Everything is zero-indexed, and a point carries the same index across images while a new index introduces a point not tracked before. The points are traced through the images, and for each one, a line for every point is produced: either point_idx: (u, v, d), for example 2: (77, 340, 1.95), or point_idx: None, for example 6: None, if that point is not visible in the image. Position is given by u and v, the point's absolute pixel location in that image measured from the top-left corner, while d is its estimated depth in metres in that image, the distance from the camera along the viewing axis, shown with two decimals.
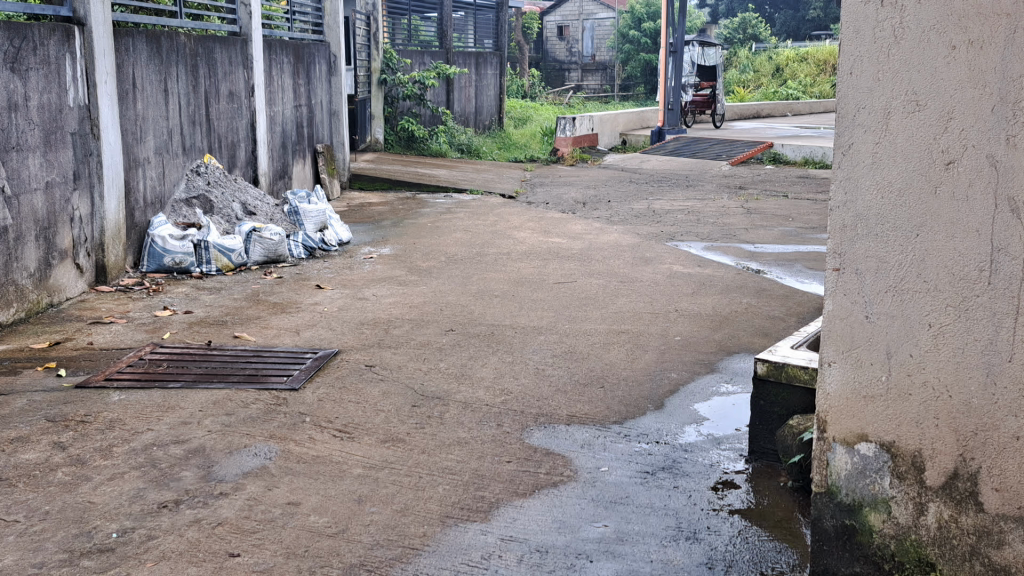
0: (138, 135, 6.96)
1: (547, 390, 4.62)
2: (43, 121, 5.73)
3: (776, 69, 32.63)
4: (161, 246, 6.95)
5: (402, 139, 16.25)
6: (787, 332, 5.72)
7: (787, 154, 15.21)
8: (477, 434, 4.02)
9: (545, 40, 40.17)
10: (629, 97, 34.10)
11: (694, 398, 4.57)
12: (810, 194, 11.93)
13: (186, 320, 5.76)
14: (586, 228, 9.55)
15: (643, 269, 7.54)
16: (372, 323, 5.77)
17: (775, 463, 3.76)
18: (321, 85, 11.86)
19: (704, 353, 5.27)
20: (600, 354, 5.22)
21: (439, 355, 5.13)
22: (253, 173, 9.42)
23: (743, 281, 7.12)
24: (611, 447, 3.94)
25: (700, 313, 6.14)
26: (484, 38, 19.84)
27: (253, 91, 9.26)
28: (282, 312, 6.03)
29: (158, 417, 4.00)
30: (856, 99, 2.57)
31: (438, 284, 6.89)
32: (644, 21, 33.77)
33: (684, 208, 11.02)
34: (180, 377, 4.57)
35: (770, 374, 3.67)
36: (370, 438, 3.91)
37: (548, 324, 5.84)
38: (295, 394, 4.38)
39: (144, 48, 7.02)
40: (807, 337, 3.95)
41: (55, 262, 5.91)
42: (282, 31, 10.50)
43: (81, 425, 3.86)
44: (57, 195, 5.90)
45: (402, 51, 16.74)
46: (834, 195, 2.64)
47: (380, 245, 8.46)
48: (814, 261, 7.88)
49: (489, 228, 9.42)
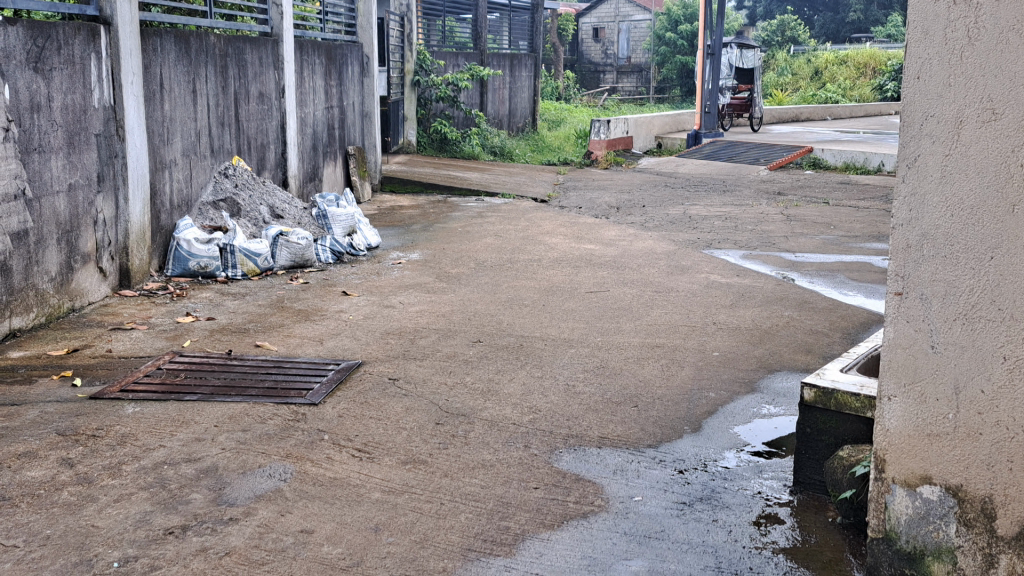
0: (165, 136, 6.85)
1: (578, 408, 4.40)
2: (67, 122, 5.62)
3: (815, 72, 32.05)
4: (186, 250, 6.83)
5: (435, 141, 16.08)
6: (831, 348, 5.44)
7: (827, 159, 14.78)
8: (503, 456, 3.81)
9: (580, 42, 39.99)
10: (664, 98, 33.70)
11: (734, 420, 4.33)
12: (852, 201, 11.56)
13: (208, 327, 5.61)
14: (620, 235, 9.31)
15: (679, 278, 7.28)
16: (397, 332, 5.59)
17: (822, 495, 3.50)
18: (353, 86, 11.73)
19: (744, 370, 5.03)
20: (634, 370, 4.99)
21: (465, 369, 4.93)
22: (282, 176, 9.28)
23: (783, 292, 6.84)
24: (646, 474, 3.71)
25: (739, 327, 5.87)
26: (519, 39, 19.69)
27: (284, 92, 9.14)
28: (306, 319, 5.87)
29: (171, 432, 3.84)
30: (924, 106, 2.40)
31: (467, 292, 6.69)
32: (681, 23, 33.47)
33: (721, 214, 10.74)
34: (197, 389, 4.41)
35: (818, 401, 3.42)
36: (391, 459, 3.72)
37: (580, 336, 5.62)
38: (314, 409, 4.20)
39: (173, 49, 6.92)
40: (858, 360, 3.69)
41: (77, 266, 5.79)
42: (315, 32, 10.40)
43: (91, 440, 3.71)
44: (80, 198, 5.78)
45: (436, 52, 16.62)
46: (898, 212, 2.48)
47: (409, 250, 8.27)
48: (858, 272, 7.55)
49: (521, 233, 9.20)
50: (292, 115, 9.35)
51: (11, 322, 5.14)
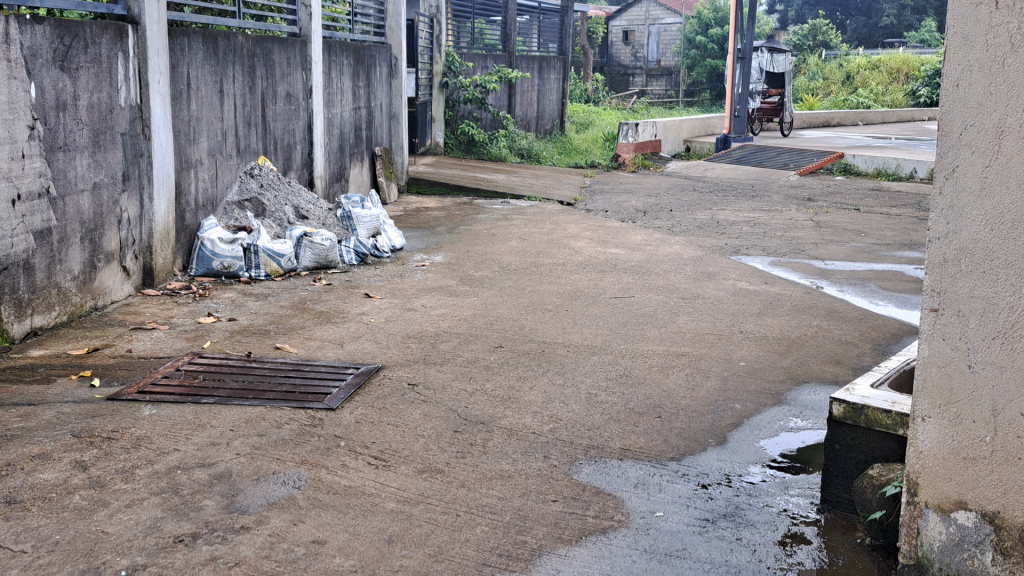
0: (191, 136, 6.84)
1: (599, 418, 4.31)
2: (92, 121, 5.61)
3: (847, 77, 31.68)
4: (210, 250, 6.81)
5: (462, 143, 16.02)
6: (861, 360, 5.31)
7: (858, 165, 14.55)
8: (522, 467, 3.73)
9: (609, 45, 39.85)
10: (693, 102, 33.50)
11: (760, 433, 4.21)
12: (884, 208, 11.36)
13: (229, 328, 5.59)
14: (646, 239, 9.20)
15: (705, 285, 7.16)
16: (418, 336, 5.53)
17: (851, 515, 3.38)
18: (381, 87, 11.71)
19: (771, 381, 4.90)
20: (658, 379, 4.88)
21: (485, 375, 4.85)
22: (308, 176, 9.27)
23: (811, 301, 6.70)
24: (668, 488, 3.61)
25: (766, 336, 5.75)
26: (549, 42, 19.61)
27: (311, 93, 9.12)
28: (327, 322, 5.82)
29: (187, 436, 3.80)
30: (962, 115, 2.32)
31: (489, 296, 6.62)
32: (712, 26, 33.23)
33: (750, 219, 10.59)
34: (214, 392, 4.37)
35: (847, 417, 3.31)
36: (407, 468, 3.65)
37: (603, 342, 5.52)
38: (331, 415, 4.15)
39: (201, 49, 6.92)
40: (890, 375, 3.57)
41: (100, 264, 5.78)
42: (345, 33, 10.39)
43: (106, 443, 3.68)
44: (104, 196, 5.78)
45: (466, 53, 16.57)
46: (934, 224, 2.39)
47: (433, 252, 8.21)
48: (889, 281, 7.39)
49: (546, 236, 9.12)
50: (319, 115, 9.33)
51: (32, 321, 5.13)
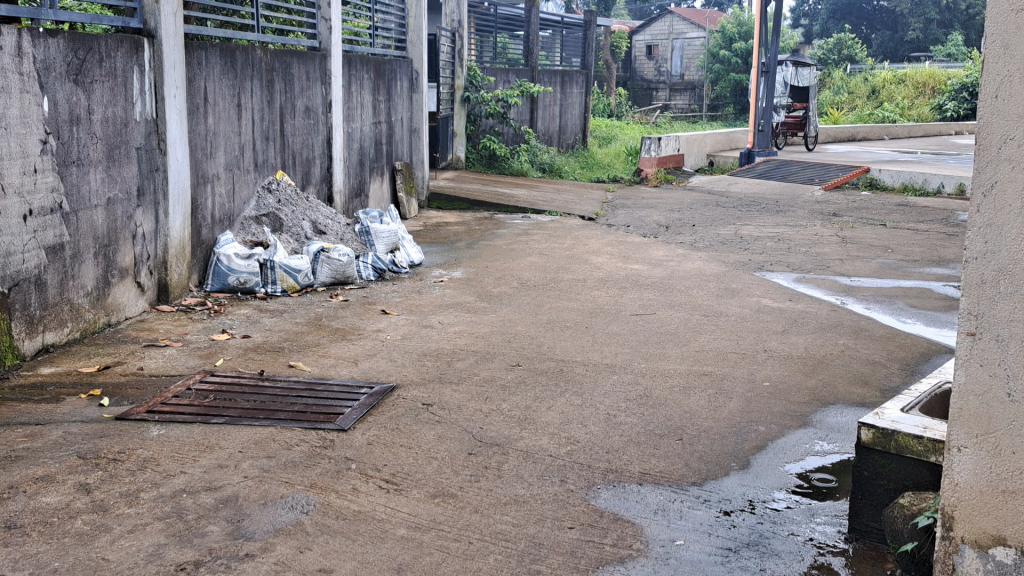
0: (207, 150, 6.81)
1: (618, 440, 4.18)
2: (107, 135, 5.59)
3: (873, 91, 31.38)
4: (226, 266, 6.75)
5: (484, 157, 15.94)
6: (890, 381, 5.14)
7: (885, 180, 14.27)
8: (537, 491, 3.61)
9: (633, 60, 39.80)
10: (718, 116, 33.40)
11: (785, 458, 4.06)
12: (911, 223, 11.15)
13: (243, 345, 5.53)
14: (668, 255, 9.06)
15: (728, 302, 7.01)
16: (434, 354, 5.43)
17: (880, 545, 3.23)
18: (402, 101, 11.68)
19: (796, 402, 4.75)
20: (679, 400, 4.75)
21: (502, 395, 4.73)
22: (327, 191, 9.22)
23: (837, 319, 6.54)
24: (688, 515, 3.48)
25: (791, 355, 5.59)
26: (572, 56, 19.54)
27: (331, 107, 9.09)
28: (342, 339, 5.74)
29: (194, 458, 3.80)
30: (1001, 128, 2.20)
31: (508, 313, 6.51)
32: (736, 41, 33.00)
33: (774, 235, 10.42)
34: (225, 412, 4.32)
35: (877, 442, 3.16)
36: (419, 492, 3.56)
37: (623, 361, 5.40)
38: (343, 436, 4.07)
39: (218, 63, 6.89)
40: (921, 399, 3.41)
41: (114, 280, 5.75)
42: (365, 48, 10.37)
43: (112, 464, 3.70)
44: (118, 212, 5.74)
45: (488, 68, 16.54)
46: (971, 243, 2.25)
47: (452, 268, 8.12)
48: (918, 299, 7.19)
49: (566, 252, 9.00)
50: (338, 130, 9.29)
51: (44, 337, 5.10)
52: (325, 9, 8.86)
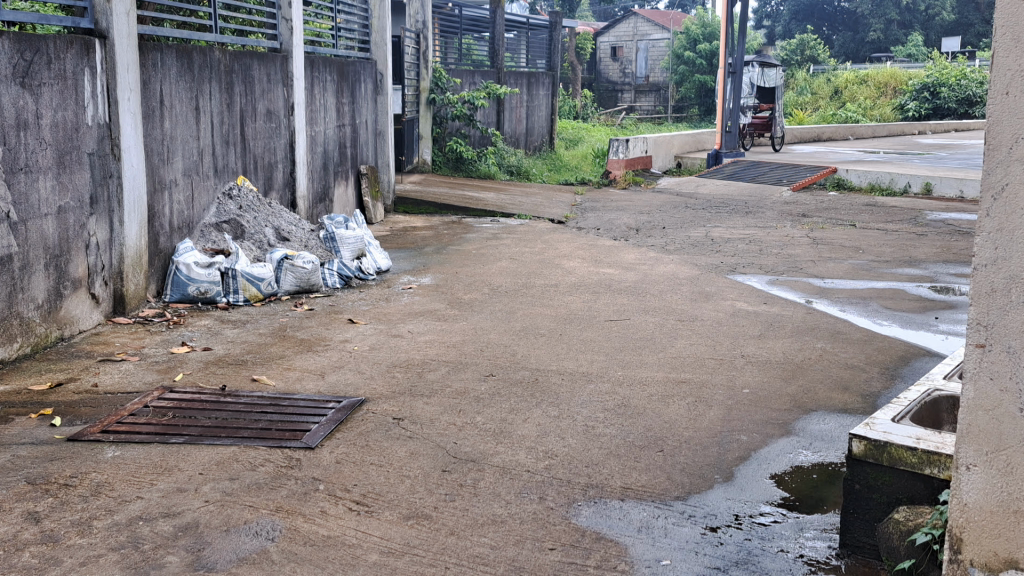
0: (164, 156, 6.56)
1: (598, 453, 4.03)
2: (57, 141, 5.34)
3: (835, 91, 31.67)
4: (185, 275, 6.50)
5: (451, 160, 15.78)
6: (871, 386, 5.04)
7: (852, 180, 14.31)
8: (516, 510, 3.45)
9: (598, 61, 39.80)
10: (683, 118, 33.51)
11: (770, 468, 3.94)
12: (880, 223, 11.15)
13: (204, 358, 5.31)
14: (640, 258, 8.94)
15: (703, 306, 6.90)
16: (404, 365, 5.24)
17: (874, 561, 3.09)
18: (366, 104, 11.45)
19: (777, 410, 4.63)
20: (658, 409, 4.61)
21: (476, 407, 4.56)
22: (291, 196, 8.99)
23: (814, 322, 6.45)
24: (673, 532, 3.33)
25: (770, 360, 5.48)
26: (538, 58, 19.42)
27: (293, 110, 8.86)
28: (308, 350, 5.53)
29: (152, 481, 3.58)
30: (1012, 126, 2.08)
31: (479, 320, 6.33)
32: (700, 42, 33.08)
33: (745, 236, 10.37)
34: (184, 432, 4.11)
35: (869, 454, 3.03)
36: (392, 514, 3.38)
37: (599, 369, 5.25)
38: (310, 455, 3.88)
39: (174, 65, 6.65)
40: (911, 407, 3.28)
41: (67, 292, 5.49)
42: (328, 49, 10.13)
43: (63, 491, 3.48)
44: (70, 221, 5.49)
45: (454, 70, 16.35)
46: (981, 249, 2.14)
47: (420, 274, 7.94)
48: (892, 300, 7.14)
49: (537, 256, 8.84)
50: (301, 133, 9.06)
51: None
52: (286, 10, 8.63)
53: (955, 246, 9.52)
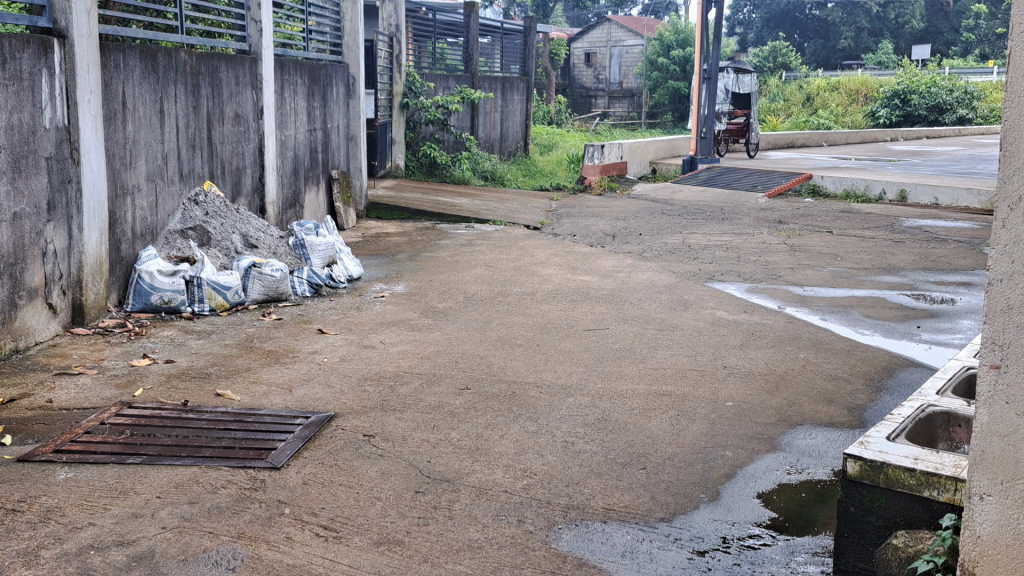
0: (127, 160, 6.31)
1: (578, 472, 3.86)
2: (11, 144, 5.09)
3: (807, 98, 31.89)
4: (148, 284, 6.25)
5: (424, 165, 15.57)
6: (856, 398, 4.92)
7: (827, 186, 14.31)
8: (493, 534, 3.26)
9: (571, 68, 39.84)
10: (657, 124, 33.52)
11: (756, 487, 3.78)
12: (857, 230, 11.12)
13: (166, 371, 5.07)
14: (618, 265, 8.81)
15: (682, 315, 6.77)
16: (375, 378, 5.04)
17: None
18: (338, 108, 11.24)
19: (762, 424, 4.49)
20: (640, 424, 4.45)
21: (451, 423, 4.38)
22: (260, 202, 8.75)
23: (795, 331, 6.33)
24: (660, 557, 3.17)
25: (752, 372, 5.34)
26: (512, 63, 19.29)
27: (262, 114, 8.62)
28: (275, 363, 5.31)
29: (105, 506, 3.36)
30: None
31: (454, 330, 6.15)
32: (674, 48, 33.14)
33: (722, 243, 10.27)
34: (143, 451, 3.88)
35: (865, 476, 2.88)
36: (361, 539, 3.19)
37: (578, 382, 5.08)
38: (276, 476, 3.67)
39: (138, 66, 6.40)
40: (906, 424, 3.14)
41: (22, 302, 5.25)
42: (299, 52, 9.91)
43: (9, 517, 3.25)
44: (26, 227, 5.24)
45: (427, 74, 16.17)
46: (997, 263, 2.11)
47: (393, 282, 7.74)
48: (873, 308, 7.06)
49: (513, 264, 8.66)
50: (270, 137, 8.83)
51: None
52: (255, 11, 8.39)
53: (933, 253, 9.48)
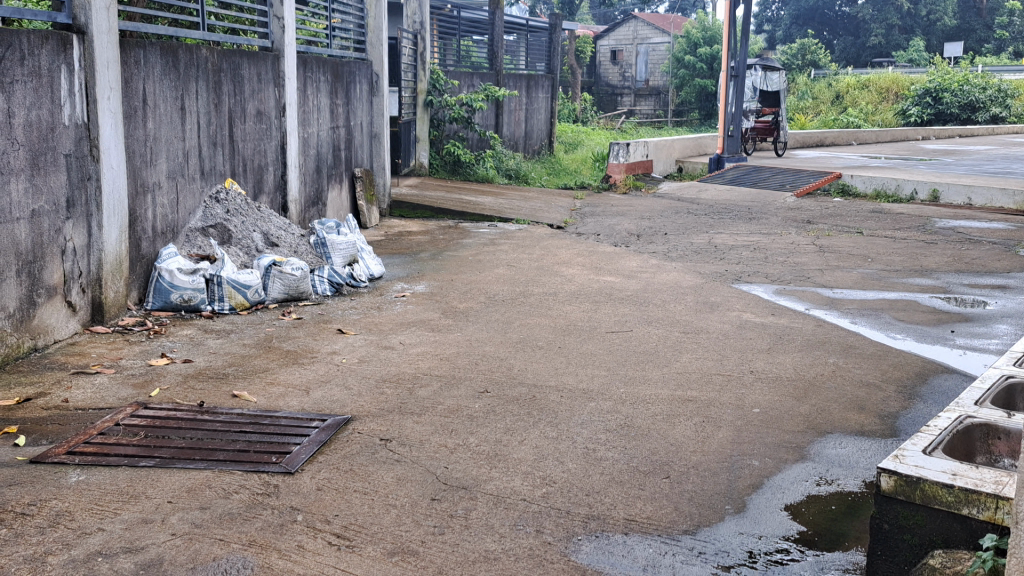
0: (148, 158, 6.28)
1: (598, 480, 3.75)
2: (30, 141, 5.06)
3: (836, 96, 31.50)
4: (167, 282, 6.21)
5: (448, 163, 15.49)
6: (888, 405, 4.77)
7: (857, 186, 14.07)
8: (510, 545, 3.17)
9: (597, 65, 39.64)
10: (683, 122, 33.23)
11: (784, 498, 3.65)
12: (888, 230, 10.90)
13: (184, 371, 5.02)
14: (642, 265, 8.68)
15: (708, 317, 6.62)
16: (393, 380, 4.95)
17: None
18: (362, 105, 11.19)
19: (790, 432, 4.35)
20: (663, 430, 4.33)
21: (469, 427, 4.28)
22: (282, 200, 8.70)
23: (824, 334, 6.18)
24: (683, 572, 3.05)
25: (780, 377, 5.20)
26: (537, 61, 19.16)
27: (284, 111, 8.58)
28: (293, 363, 5.24)
29: (115, 511, 3.29)
30: None
31: (474, 331, 6.05)
32: (701, 46, 32.84)
33: (749, 243, 10.09)
34: (156, 454, 3.82)
35: (899, 491, 2.74)
36: (375, 549, 3.10)
37: (600, 386, 4.97)
38: (289, 481, 3.60)
39: (159, 62, 6.36)
40: (943, 437, 3.00)
41: (41, 300, 5.21)
42: (322, 48, 9.84)
43: (19, 521, 3.19)
44: (45, 225, 5.21)
45: (452, 71, 16.07)
46: None
47: (414, 281, 7.65)
48: (904, 311, 6.87)
49: (536, 263, 8.55)
50: (292, 135, 8.78)
51: None
52: (277, 7, 8.34)
53: (967, 255, 9.26)
